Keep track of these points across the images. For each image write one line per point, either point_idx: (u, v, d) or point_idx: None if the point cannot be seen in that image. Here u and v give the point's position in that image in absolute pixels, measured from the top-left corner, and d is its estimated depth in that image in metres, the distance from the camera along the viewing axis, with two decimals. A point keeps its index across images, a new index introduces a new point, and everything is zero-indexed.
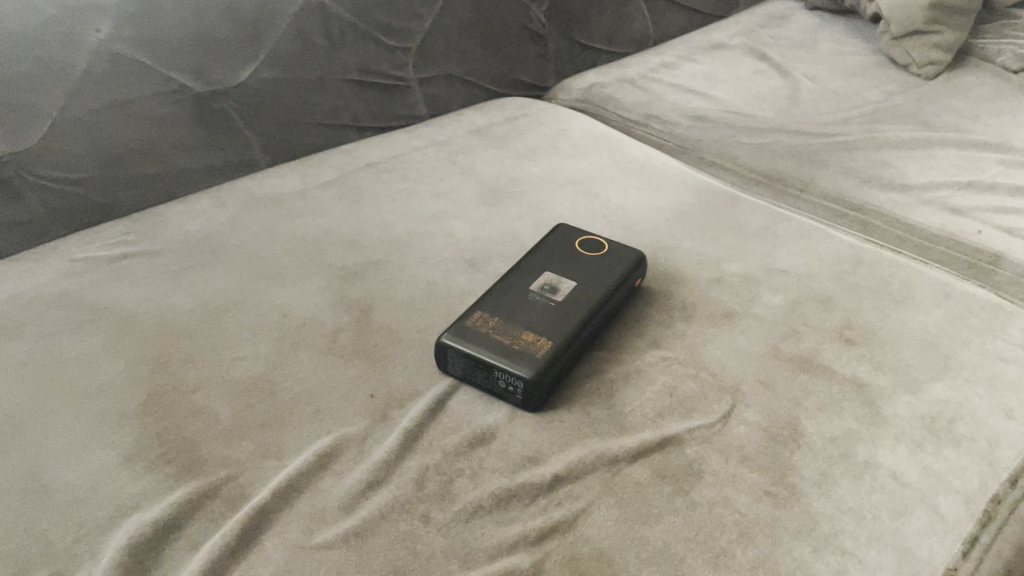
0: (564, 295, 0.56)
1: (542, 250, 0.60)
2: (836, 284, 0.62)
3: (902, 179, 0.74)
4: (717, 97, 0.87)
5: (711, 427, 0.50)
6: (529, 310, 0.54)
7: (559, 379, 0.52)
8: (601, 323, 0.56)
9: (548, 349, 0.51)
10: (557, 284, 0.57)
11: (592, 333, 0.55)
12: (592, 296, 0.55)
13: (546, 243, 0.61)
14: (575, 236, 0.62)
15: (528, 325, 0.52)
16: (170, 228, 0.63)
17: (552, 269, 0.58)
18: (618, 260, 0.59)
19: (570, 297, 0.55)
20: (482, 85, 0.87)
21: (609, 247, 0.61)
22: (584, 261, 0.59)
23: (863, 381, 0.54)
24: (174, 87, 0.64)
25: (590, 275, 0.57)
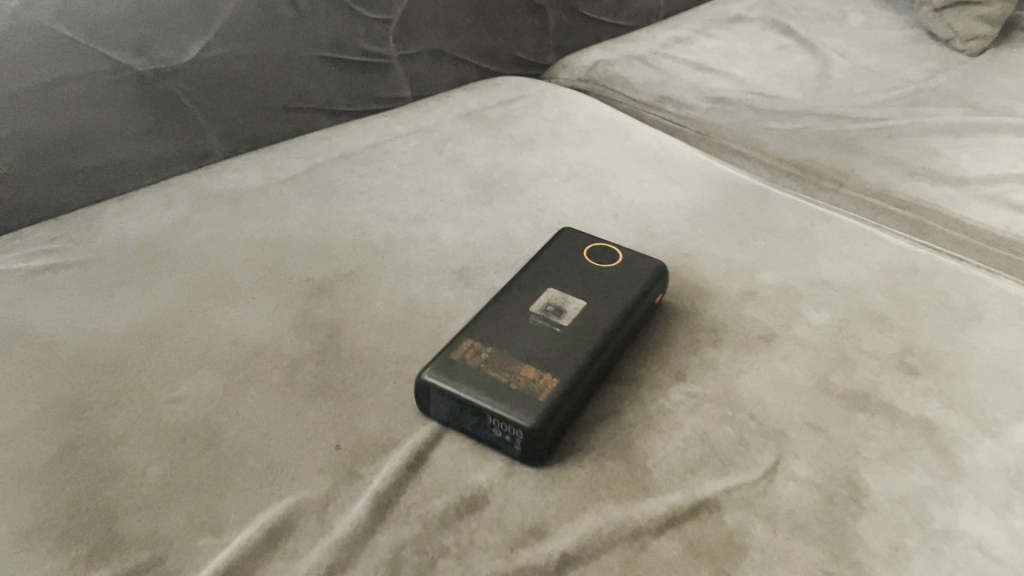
0: (570, 317, 0.46)
1: (545, 259, 0.51)
2: (889, 298, 0.53)
3: (955, 171, 0.64)
4: (738, 76, 0.78)
5: (754, 487, 0.41)
6: (529, 337, 0.44)
7: (567, 424, 0.42)
8: (618, 350, 0.46)
9: (550, 389, 0.41)
10: (563, 303, 0.47)
11: (605, 363, 0.45)
12: (604, 318, 0.46)
13: (549, 251, 0.51)
14: (585, 241, 0.52)
15: (528, 358, 0.43)
16: (103, 233, 0.53)
17: (556, 284, 0.49)
18: (637, 271, 0.50)
19: (578, 320, 0.46)
20: (474, 62, 0.77)
21: (622, 254, 0.51)
22: (595, 272, 0.49)
23: (931, 422, 0.45)
24: (110, 65, 0.54)
25: (602, 291, 0.48)
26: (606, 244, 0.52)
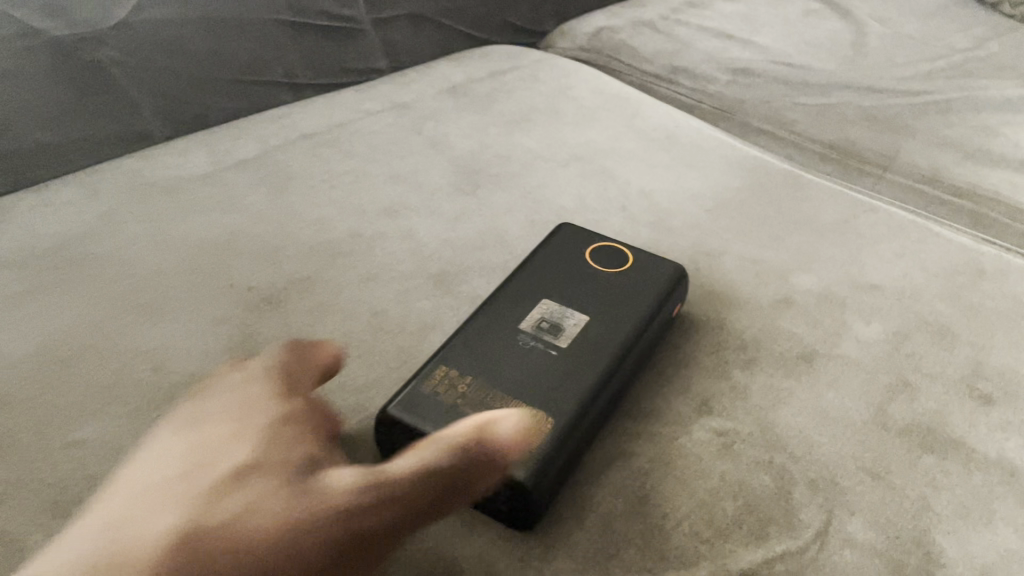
0: (569, 335, 0.37)
1: (538, 262, 0.42)
2: (951, 306, 0.44)
3: (1017, 154, 0.55)
4: (761, 44, 0.68)
5: (800, 555, 0.32)
6: (518, 363, 0.36)
7: (567, 474, 0.34)
8: (627, 377, 0.38)
9: (545, 431, 0.32)
10: (560, 318, 0.38)
11: (614, 393, 0.37)
12: (612, 338, 0.37)
13: (543, 252, 0.43)
14: (588, 239, 0.44)
15: (517, 391, 0.34)
16: (11, 232, 0.45)
17: (552, 294, 0.40)
18: (650, 278, 0.41)
19: (579, 339, 0.37)
20: (460, 29, 0.67)
21: (632, 256, 0.42)
22: (599, 280, 0.41)
23: (1014, 465, 0.37)
24: (18, 30, 0.45)
25: (609, 303, 0.39)
26: (612, 244, 0.43)
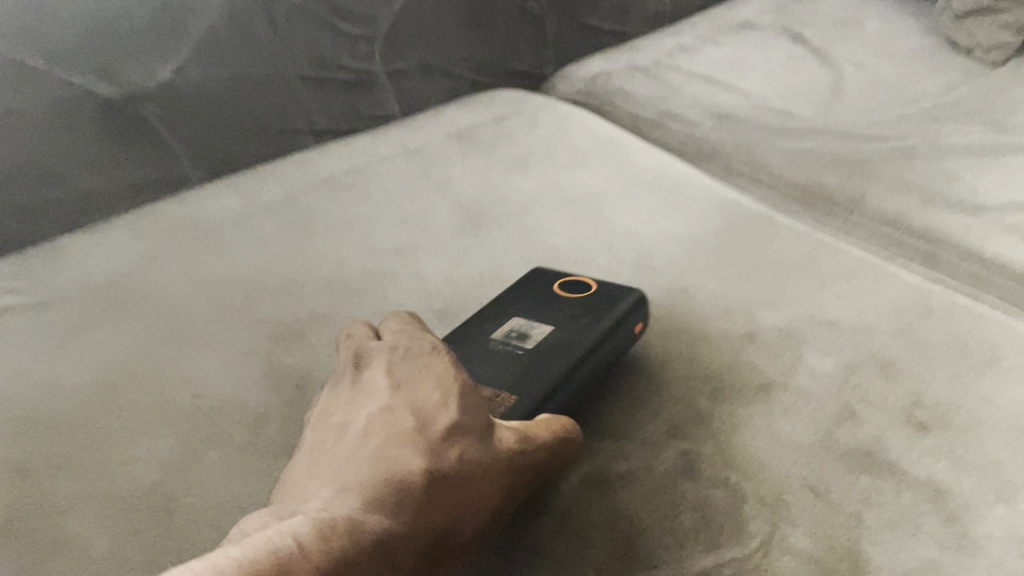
0: (538, 341, 0.43)
1: (520, 291, 0.48)
2: (900, 342, 0.49)
3: (975, 199, 0.60)
4: (746, 89, 0.74)
5: (746, 560, 0.38)
6: (488, 366, 0.41)
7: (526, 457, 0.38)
8: (592, 378, 0.43)
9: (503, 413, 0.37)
10: (531, 328, 0.44)
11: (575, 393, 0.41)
12: (572, 343, 0.42)
13: (520, 285, 0.49)
14: (563, 274, 0.49)
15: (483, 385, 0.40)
16: (68, 270, 0.51)
17: (528, 312, 0.46)
18: (616, 297, 0.46)
19: (543, 346, 0.42)
20: (467, 76, 0.74)
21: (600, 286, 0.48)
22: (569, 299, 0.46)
23: (941, 486, 0.42)
24: (75, 93, 0.52)
25: (572, 318, 0.44)
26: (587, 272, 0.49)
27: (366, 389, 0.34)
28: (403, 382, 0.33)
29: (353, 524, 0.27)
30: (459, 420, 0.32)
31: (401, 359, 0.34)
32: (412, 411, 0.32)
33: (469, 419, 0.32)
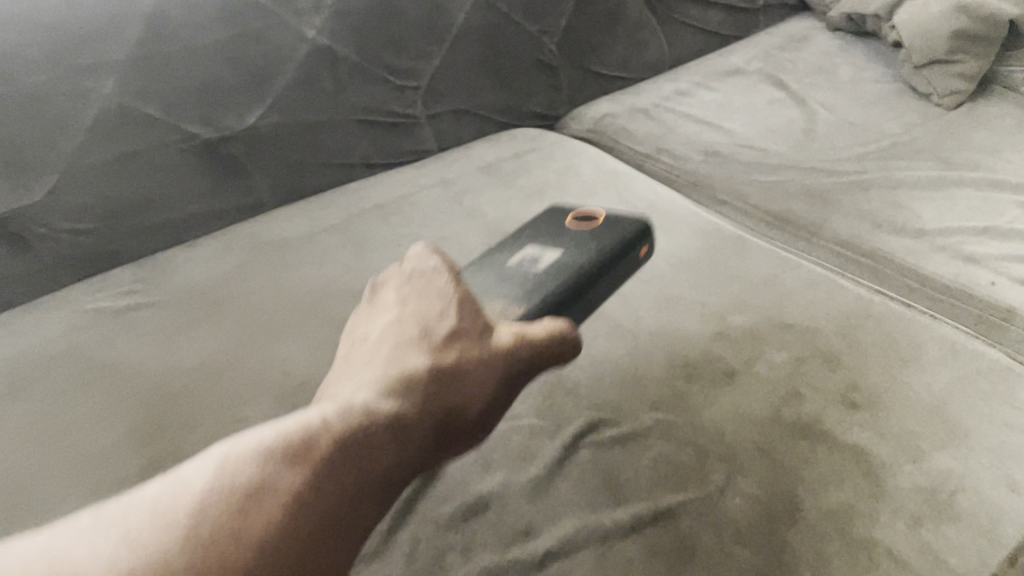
0: (549, 261, 0.58)
1: (535, 229, 0.63)
2: (842, 340, 0.61)
3: (917, 224, 0.71)
4: (730, 129, 0.86)
5: (706, 499, 0.50)
6: (521, 271, 0.57)
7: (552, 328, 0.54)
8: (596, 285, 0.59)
9: (534, 301, 0.54)
10: (543, 252, 0.59)
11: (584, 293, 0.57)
12: (582, 260, 0.58)
13: (543, 219, 0.65)
14: (575, 210, 0.65)
15: (518, 283, 0.55)
16: (175, 276, 0.64)
17: (548, 237, 0.62)
18: (610, 235, 0.62)
19: (560, 259, 0.58)
20: (492, 117, 0.87)
21: (603, 219, 0.64)
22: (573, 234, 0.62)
23: (864, 451, 0.53)
24: (184, 136, 0.65)
25: (582, 242, 0.60)
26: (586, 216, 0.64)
27: (393, 309, 0.47)
28: (418, 304, 0.47)
29: (384, 386, 0.40)
30: (459, 325, 0.45)
31: (420, 288, 0.48)
32: (423, 322, 0.45)
33: (467, 324, 0.45)
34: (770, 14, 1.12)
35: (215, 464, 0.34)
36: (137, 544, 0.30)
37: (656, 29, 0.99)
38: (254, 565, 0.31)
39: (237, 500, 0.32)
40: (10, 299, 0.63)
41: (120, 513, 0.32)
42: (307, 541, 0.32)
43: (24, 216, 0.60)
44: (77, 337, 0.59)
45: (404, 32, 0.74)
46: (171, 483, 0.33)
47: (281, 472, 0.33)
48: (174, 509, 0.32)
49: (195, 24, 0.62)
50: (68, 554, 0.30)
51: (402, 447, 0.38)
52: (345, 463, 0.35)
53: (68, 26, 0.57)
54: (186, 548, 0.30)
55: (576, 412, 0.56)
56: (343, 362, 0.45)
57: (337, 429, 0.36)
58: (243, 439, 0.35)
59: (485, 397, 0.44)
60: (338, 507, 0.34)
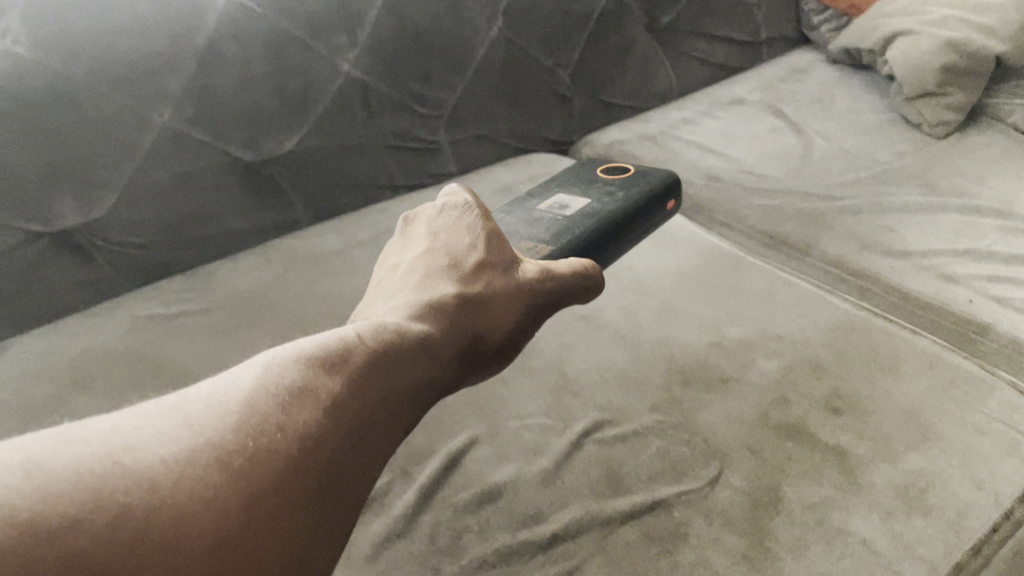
0: (573, 211, 0.68)
1: (557, 187, 0.74)
2: (828, 351, 0.66)
3: (902, 246, 0.76)
4: (731, 155, 0.93)
5: (699, 491, 0.55)
6: (560, 211, 0.69)
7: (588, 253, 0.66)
8: (624, 225, 0.70)
9: (572, 233, 0.65)
10: (566, 204, 0.70)
11: (613, 231, 0.69)
12: (612, 206, 0.70)
13: (577, 174, 0.77)
14: (604, 169, 0.78)
15: (558, 219, 0.67)
16: (219, 285, 0.73)
17: (582, 189, 0.73)
18: (625, 195, 0.72)
19: (592, 204, 0.70)
20: (510, 143, 0.94)
21: (630, 176, 0.76)
22: (591, 193, 0.72)
23: (844, 450, 0.57)
24: (229, 159, 0.73)
25: (612, 192, 0.72)
26: (602, 181, 0.75)
27: (428, 242, 0.55)
28: (450, 238, 0.54)
29: (426, 299, 0.47)
30: (489, 256, 0.52)
31: (451, 229, 0.55)
32: (456, 253, 0.53)
33: (496, 256, 0.53)
34: (774, 46, 1.18)
35: (260, 368, 0.37)
36: (196, 429, 0.33)
37: (665, 61, 1.06)
38: (298, 455, 0.34)
39: (280, 399, 0.35)
40: (74, 303, 0.72)
41: (179, 402, 0.35)
42: (341, 441, 0.36)
43: (87, 229, 0.69)
44: (133, 337, 0.68)
45: (430, 65, 0.82)
46: (220, 384, 0.36)
47: (318, 378, 0.37)
48: (227, 398, 0.35)
49: (245, 59, 0.70)
50: (134, 430, 0.32)
51: (443, 352, 0.45)
52: (374, 378, 0.39)
53: (135, 59, 0.65)
54: (238, 435, 0.33)
55: (583, 412, 0.62)
56: (386, 283, 0.53)
57: (369, 345, 0.40)
58: (283, 350, 0.39)
59: (515, 318, 0.51)
60: (368, 414, 0.38)
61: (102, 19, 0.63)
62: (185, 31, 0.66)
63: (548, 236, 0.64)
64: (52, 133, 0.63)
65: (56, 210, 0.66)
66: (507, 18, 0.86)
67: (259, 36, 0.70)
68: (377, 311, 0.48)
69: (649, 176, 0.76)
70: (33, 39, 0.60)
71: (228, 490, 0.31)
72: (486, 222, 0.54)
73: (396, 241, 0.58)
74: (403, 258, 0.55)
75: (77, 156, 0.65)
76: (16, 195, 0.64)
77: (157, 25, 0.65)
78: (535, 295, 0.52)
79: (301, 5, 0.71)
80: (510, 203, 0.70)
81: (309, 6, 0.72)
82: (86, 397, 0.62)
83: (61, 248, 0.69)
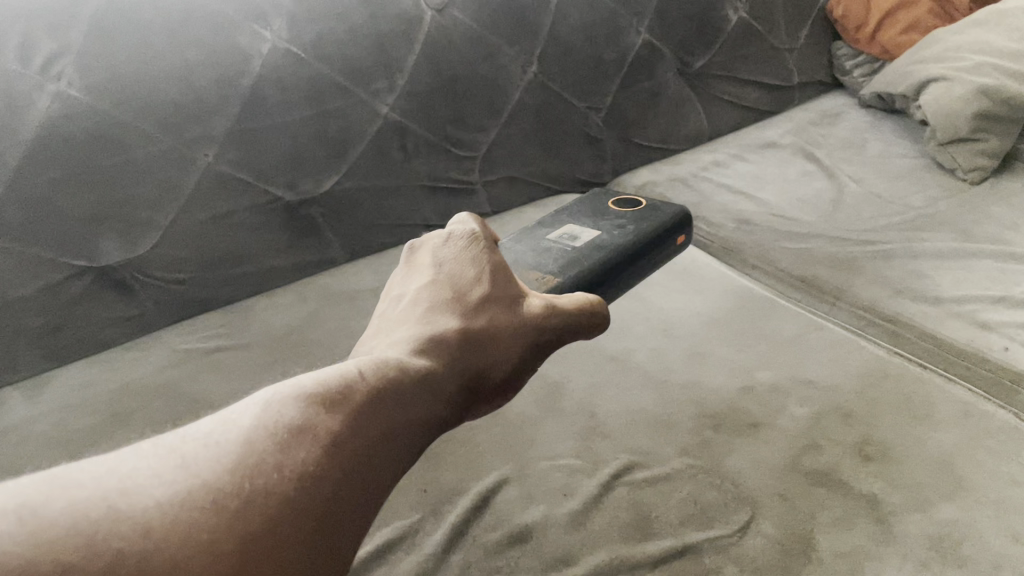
0: (583, 243, 0.69)
1: (568, 218, 0.75)
2: (860, 398, 0.66)
3: (935, 292, 0.75)
4: (763, 199, 0.93)
5: (729, 537, 0.55)
6: (570, 243, 0.70)
7: (596, 285, 0.66)
8: (634, 258, 0.71)
9: (580, 265, 0.66)
10: (575, 235, 0.71)
11: (623, 264, 0.69)
12: (621, 240, 0.71)
13: (591, 205, 0.78)
14: (618, 200, 0.79)
15: (568, 251, 0.68)
16: (256, 322, 0.76)
17: (591, 220, 0.75)
18: (636, 228, 0.73)
19: (600, 236, 0.71)
20: (542, 184, 0.96)
21: (641, 208, 0.77)
22: (601, 225, 0.73)
23: (876, 498, 0.57)
24: (271, 198, 0.76)
25: (621, 226, 0.73)
26: (613, 214, 0.76)
27: (433, 271, 0.55)
28: (456, 268, 0.54)
29: (429, 335, 0.48)
30: (493, 291, 0.53)
31: (456, 259, 0.55)
32: (462, 285, 0.53)
33: (501, 291, 0.53)
34: (806, 90, 1.19)
35: (258, 407, 0.37)
36: (193, 471, 0.32)
37: (696, 105, 1.07)
38: (297, 495, 0.33)
39: (279, 438, 0.35)
40: (116, 337, 0.74)
41: (176, 443, 0.35)
42: (340, 480, 0.35)
43: (130, 267, 0.71)
44: (172, 372, 0.70)
45: (465, 108, 0.84)
46: (218, 423, 0.36)
47: (318, 416, 0.37)
48: (225, 439, 0.35)
49: (287, 104, 0.72)
50: (131, 472, 0.32)
51: (445, 389, 0.45)
52: (374, 414, 0.39)
53: (183, 102, 0.67)
54: (235, 477, 0.33)
55: (613, 454, 0.62)
56: (388, 314, 0.53)
57: (370, 382, 0.40)
58: (282, 387, 0.38)
59: (518, 354, 0.52)
60: (368, 451, 0.37)
61: (151, 64, 0.65)
62: (230, 76, 0.69)
63: (556, 268, 0.65)
64: (101, 173, 0.66)
65: (102, 248, 0.69)
66: (540, 63, 0.88)
67: (301, 81, 0.72)
68: (379, 344, 0.48)
69: (660, 210, 0.77)
70: (86, 83, 0.63)
71: (225, 533, 0.31)
72: (492, 255, 0.55)
73: (401, 270, 0.58)
74: (407, 286, 0.55)
75: (123, 196, 0.68)
76: (65, 232, 0.66)
77: (204, 69, 0.67)
78: (537, 331, 0.53)
79: (341, 51, 0.73)
80: (520, 231, 0.71)
81: (350, 52, 0.74)
82: (126, 431, 0.64)
83: (104, 286, 0.71)
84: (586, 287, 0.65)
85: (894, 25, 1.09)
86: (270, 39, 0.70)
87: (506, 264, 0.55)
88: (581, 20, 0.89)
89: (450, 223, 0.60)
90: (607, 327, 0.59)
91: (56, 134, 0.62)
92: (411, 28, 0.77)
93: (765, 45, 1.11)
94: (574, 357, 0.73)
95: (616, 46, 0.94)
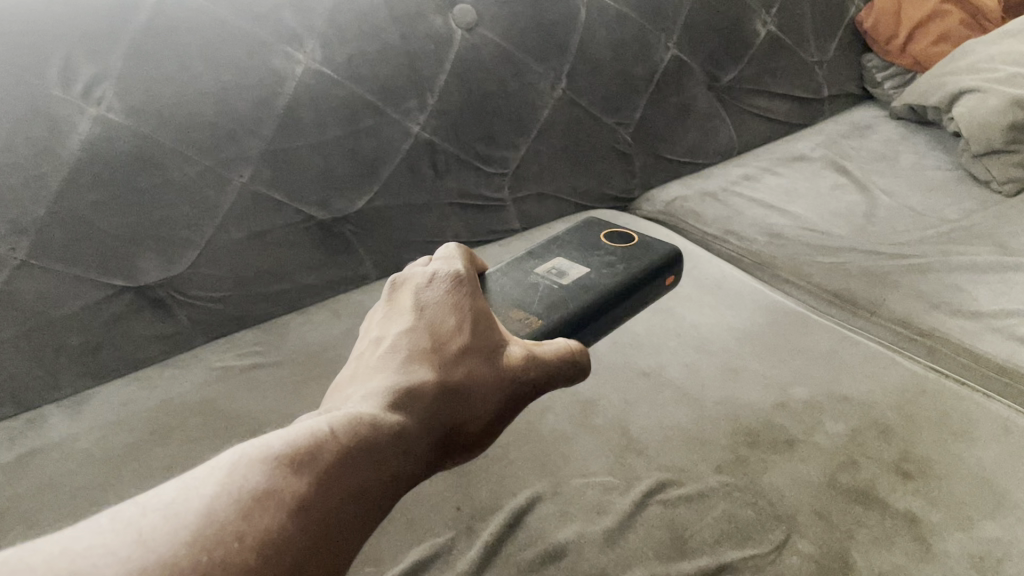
0: (570, 280, 0.70)
1: (557, 249, 0.75)
2: (896, 413, 0.65)
3: (973, 306, 0.74)
4: (794, 214, 0.93)
5: (765, 557, 0.54)
6: (559, 280, 0.70)
7: (581, 324, 0.66)
8: (622, 297, 0.71)
9: (569, 307, 0.66)
10: (563, 271, 0.71)
11: (611, 303, 0.69)
12: (609, 279, 0.71)
13: (587, 234, 0.78)
14: (610, 230, 0.79)
15: (555, 291, 0.68)
16: (292, 339, 0.77)
17: (580, 253, 0.75)
18: (626, 266, 0.73)
19: (586, 275, 0.71)
20: (571, 199, 0.96)
21: (634, 243, 0.77)
22: (591, 261, 0.73)
23: (915, 516, 0.56)
24: (305, 217, 0.77)
25: (606, 263, 0.73)
26: (605, 248, 0.76)
27: (413, 315, 0.54)
28: (439, 313, 0.54)
29: (405, 385, 0.47)
30: (473, 341, 0.53)
31: (435, 305, 0.55)
32: (442, 334, 0.52)
33: (481, 341, 0.53)
34: (835, 102, 1.19)
35: (224, 471, 0.35)
36: (149, 545, 0.30)
37: (725, 119, 1.07)
38: (257, 565, 0.31)
39: (242, 505, 0.33)
40: (152, 355, 0.76)
41: (132, 515, 0.32)
42: (305, 547, 0.34)
43: (169, 285, 0.73)
44: (209, 390, 0.71)
45: (495, 126, 0.85)
46: (178, 490, 0.34)
47: (285, 478, 0.35)
48: (184, 507, 0.33)
49: (320, 125, 0.73)
50: (81, 553, 0.30)
51: (418, 445, 0.45)
52: (345, 475, 0.38)
53: (218, 122, 0.68)
54: (193, 550, 0.31)
55: (647, 471, 0.62)
56: (367, 359, 0.52)
57: (342, 441, 0.39)
58: (248, 449, 0.37)
59: (494, 408, 0.52)
60: (335, 514, 0.36)
61: (189, 86, 0.66)
62: (265, 96, 0.70)
63: (541, 308, 0.65)
64: (138, 194, 0.67)
65: (139, 267, 0.70)
66: (570, 80, 0.89)
67: (335, 101, 0.73)
68: (353, 393, 0.47)
69: (652, 248, 0.76)
70: (126, 106, 0.64)
71: None
72: (474, 302, 0.55)
73: (382, 309, 0.57)
74: (386, 330, 0.54)
75: (160, 216, 0.69)
76: (104, 251, 0.68)
77: (239, 91, 0.68)
78: (515, 382, 0.53)
79: (374, 72, 0.75)
80: (508, 260, 0.71)
81: (382, 72, 0.75)
82: (164, 449, 0.65)
83: (141, 305, 0.73)
84: (570, 329, 0.65)
85: (925, 37, 1.08)
86: (303, 61, 0.71)
87: (489, 311, 0.55)
88: (610, 36, 0.90)
89: (432, 263, 0.60)
90: (587, 374, 0.58)
91: (94, 156, 0.64)
92: (441, 49, 0.78)
93: (795, 58, 1.11)
94: (606, 372, 0.73)
95: (644, 62, 0.94)
